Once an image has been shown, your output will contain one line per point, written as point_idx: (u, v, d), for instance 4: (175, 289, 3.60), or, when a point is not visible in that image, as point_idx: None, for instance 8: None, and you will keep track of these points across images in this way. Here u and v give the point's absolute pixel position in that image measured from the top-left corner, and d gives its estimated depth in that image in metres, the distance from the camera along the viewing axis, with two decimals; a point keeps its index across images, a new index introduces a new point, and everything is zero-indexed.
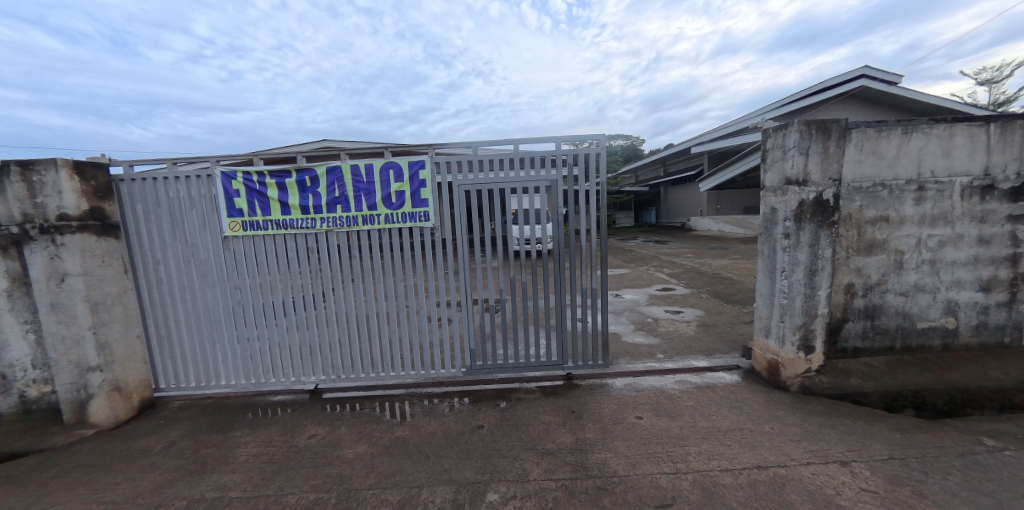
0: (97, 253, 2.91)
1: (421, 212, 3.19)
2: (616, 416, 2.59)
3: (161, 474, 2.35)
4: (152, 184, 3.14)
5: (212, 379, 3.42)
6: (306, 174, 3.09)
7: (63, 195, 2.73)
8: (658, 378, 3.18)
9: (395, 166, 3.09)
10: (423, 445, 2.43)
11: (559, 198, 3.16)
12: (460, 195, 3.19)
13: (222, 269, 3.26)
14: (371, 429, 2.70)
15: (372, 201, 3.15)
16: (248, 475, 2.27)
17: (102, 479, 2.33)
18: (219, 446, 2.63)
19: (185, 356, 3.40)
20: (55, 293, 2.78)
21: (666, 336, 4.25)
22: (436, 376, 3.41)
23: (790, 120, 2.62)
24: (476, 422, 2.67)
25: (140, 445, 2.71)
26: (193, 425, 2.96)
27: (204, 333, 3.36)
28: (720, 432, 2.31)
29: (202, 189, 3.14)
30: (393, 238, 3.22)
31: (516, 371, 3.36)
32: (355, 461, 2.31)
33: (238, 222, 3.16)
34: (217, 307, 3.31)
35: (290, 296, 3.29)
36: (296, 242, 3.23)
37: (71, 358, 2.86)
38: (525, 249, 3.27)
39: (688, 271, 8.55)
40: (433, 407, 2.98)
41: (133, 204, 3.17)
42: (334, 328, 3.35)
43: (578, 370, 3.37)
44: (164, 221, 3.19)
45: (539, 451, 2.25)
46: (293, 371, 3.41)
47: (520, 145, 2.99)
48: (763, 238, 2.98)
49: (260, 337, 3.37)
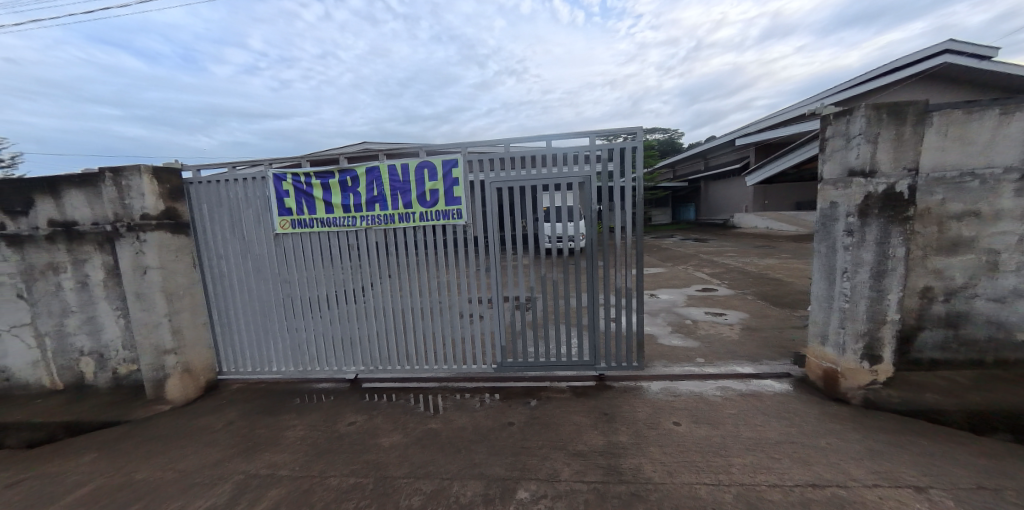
0: (171, 248, 3.24)
1: (454, 209, 3.23)
2: (651, 421, 2.49)
3: (222, 449, 2.57)
4: (215, 186, 3.43)
5: (264, 365, 3.68)
6: (348, 174, 3.24)
7: (145, 197, 3.06)
8: (697, 383, 3.02)
9: (430, 165, 3.17)
10: (454, 438, 2.47)
11: (592, 194, 3.09)
12: (492, 193, 3.22)
13: (274, 264, 3.50)
14: (406, 420, 2.79)
15: (407, 200, 3.24)
16: (295, 455, 2.42)
17: (174, 451, 2.59)
18: (271, 427, 2.83)
19: (242, 344, 3.69)
20: (138, 283, 3.13)
21: (705, 340, 4.03)
22: (466, 371, 3.47)
23: (855, 105, 2.39)
24: (506, 419, 2.67)
25: (205, 422, 2.98)
26: (249, 407, 3.21)
27: (258, 322, 3.63)
28: (767, 445, 2.15)
29: (257, 190, 3.39)
30: (428, 235, 3.30)
31: (546, 369, 3.34)
32: (390, 450, 2.39)
33: (288, 220, 3.38)
34: (269, 299, 3.56)
35: (333, 290, 3.47)
36: (338, 239, 3.39)
37: (151, 341, 3.21)
38: (558, 248, 3.15)
39: (730, 270, 8.09)
40: (464, 402, 3.03)
41: (199, 204, 3.48)
42: (372, 322, 3.50)
43: (610, 371, 3.28)
44: (225, 220, 3.47)
45: (569, 452, 2.21)
46: (335, 361, 3.61)
47: (552, 141, 2.93)
48: (818, 236, 2.73)
49: (306, 328, 3.59)
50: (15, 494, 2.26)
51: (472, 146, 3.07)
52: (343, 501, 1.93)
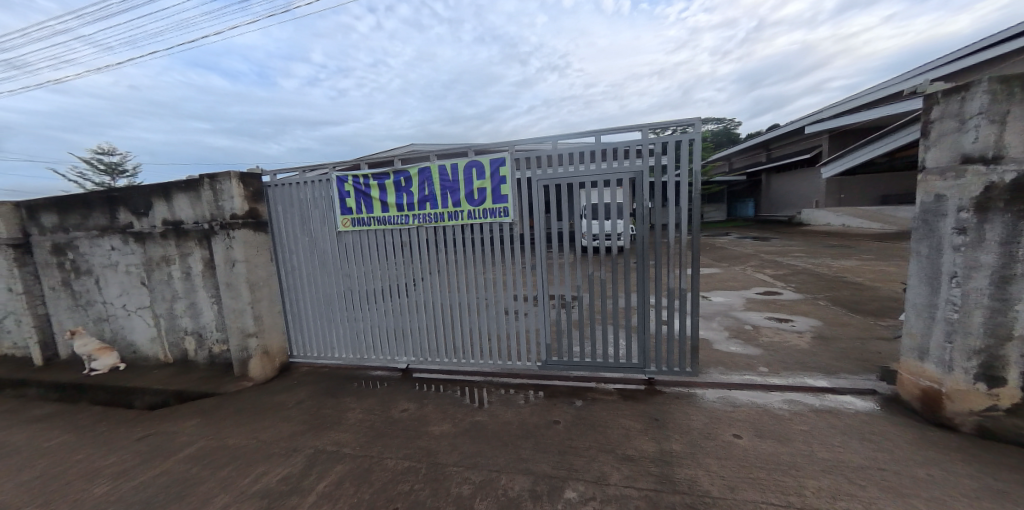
0: (254, 244, 3.66)
1: (501, 208, 3.26)
2: (707, 431, 2.34)
3: (295, 425, 2.85)
4: (288, 187, 3.79)
5: (328, 351, 4.03)
6: (401, 175, 3.42)
7: (234, 199, 3.49)
8: (760, 394, 2.80)
9: (478, 164, 3.23)
10: (500, 432, 2.52)
11: (644, 191, 2.96)
12: (539, 190, 3.22)
13: (337, 258, 3.80)
14: (455, 411, 2.90)
15: (456, 198, 3.34)
16: (356, 436, 2.63)
17: (256, 423, 2.92)
18: (335, 408, 3.09)
19: (309, 331, 4.06)
20: (228, 275, 3.59)
21: (769, 347, 3.71)
22: (511, 367, 3.51)
23: (973, 78, 2.03)
24: (552, 418, 2.67)
25: (280, 400, 3.33)
26: (316, 389, 3.53)
27: (323, 312, 3.97)
28: (847, 469, 1.93)
29: (323, 191, 3.70)
30: (475, 232, 3.38)
31: (592, 369, 3.28)
32: (440, 438, 2.51)
33: (349, 218, 3.65)
34: (332, 290, 3.88)
35: (388, 284, 3.69)
36: (393, 236, 3.60)
37: (237, 325, 3.66)
38: (599, 246, 3.07)
39: (798, 272, 7.34)
40: (509, 397, 3.08)
41: (275, 204, 3.87)
42: (423, 315, 3.67)
43: (661, 376, 3.14)
44: (296, 218, 3.84)
45: (618, 456, 2.16)
46: (389, 350, 3.84)
47: (602, 136, 2.85)
48: (917, 235, 2.40)
49: (364, 318, 3.86)
50: (139, 448, 2.69)
51: (520, 144, 3.08)
52: (399, 482, 2.05)
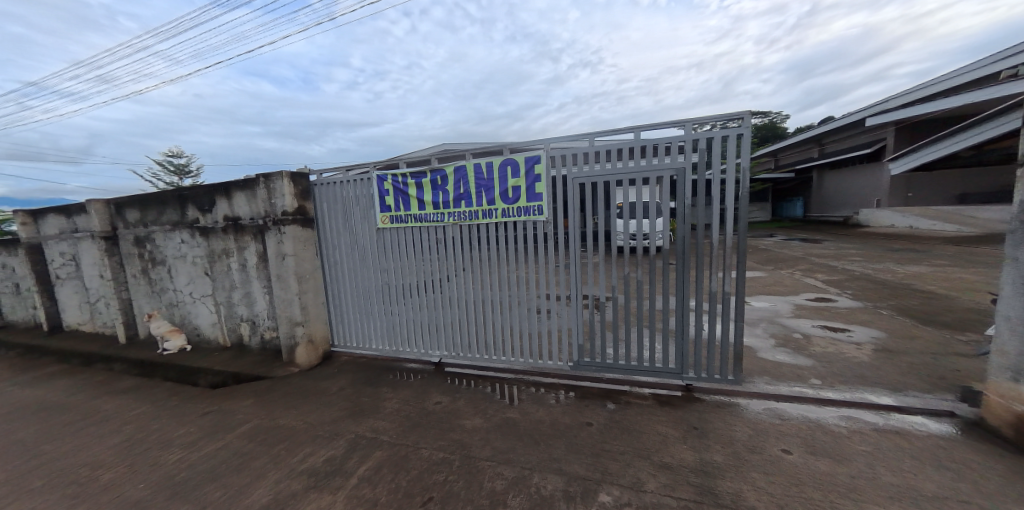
0: (302, 239, 3.91)
1: (535, 206, 3.25)
2: (752, 444, 2.21)
3: (337, 410, 3.02)
4: (333, 186, 4.01)
5: (367, 342, 4.22)
6: (438, 174, 3.52)
7: (285, 197, 3.75)
8: (812, 408, 2.59)
9: (513, 162, 3.24)
10: (532, 430, 2.53)
11: (686, 189, 2.82)
12: (574, 188, 3.18)
13: (376, 254, 3.96)
14: (487, 406, 2.94)
15: (491, 196, 3.37)
16: (393, 424, 2.74)
17: (302, 407, 3.12)
18: (373, 397, 3.23)
19: (350, 322, 4.28)
20: (279, 267, 3.87)
21: (821, 358, 3.43)
22: (542, 366, 3.50)
23: None
24: (584, 419, 2.63)
25: (323, 386, 3.54)
26: (355, 377, 3.71)
27: (362, 304, 4.16)
28: (918, 497, 1.74)
29: (364, 189, 3.87)
30: (508, 230, 3.39)
31: (626, 372, 3.19)
32: (473, 432, 2.55)
33: (388, 216, 3.80)
34: (371, 284, 4.06)
35: (423, 279, 3.80)
36: (428, 233, 3.70)
37: (287, 314, 3.94)
38: (630, 246, 2.98)
39: (856, 278, 6.74)
40: (540, 396, 3.07)
41: (320, 202, 4.10)
42: (456, 311, 3.75)
43: (699, 383, 3.00)
44: (339, 215, 4.05)
45: (654, 462, 2.09)
46: (423, 344, 3.95)
47: (641, 133, 2.75)
48: (1014, 238, 2.11)
49: (400, 312, 4.00)
50: (203, 423, 2.96)
51: (556, 141, 3.05)
52: (433, 472, 2.11)
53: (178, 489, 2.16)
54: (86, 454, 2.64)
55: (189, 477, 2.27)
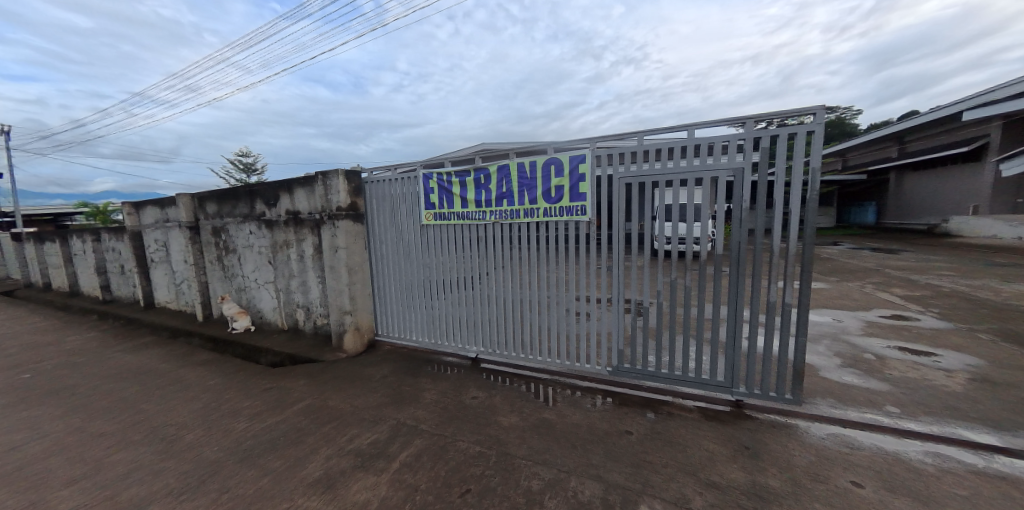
0: (352, 233, 4.16)
1: (579, 206, 3.18)
2: (815, 472, 2.01)
3: (381, 397, 3.17)
4: (382, 184, 4.21)
5: (408, 333, 4.40)
6: (481, 172, 3.57)
7: (340, 194, 4.02)
8: (887, 438, 2.31)
9: (557, 162, 3.21)
10: (570, 433, 2.49)
11: (745, 191, 2.61)
12: (620, 188, 3.07)
13: (419, 249, 4.11)
14: (522, 405, 2.94)
15: (533, 195, 3.36)
16: (432, 414, 2.83)
17: (349, 390, 3.31)
18: (413, 387, 3.36)
19: (393, 313, 4.48)
20: (333, 258, 4.15)
21: (900, 384, 3.05)
22: (579, 368, 3.43)
23: None
24: (624, 427, 2.55)
25: (368, 373, 3.73)
26: (397, 366, 3.89)
27: (405, 297, 4.33)
28: None
29: (410, 187, 4.03)
30: (549, 230, 3.36)
31: (668, 382, 3.04)
32: (509, 429, 2.57)
33: (432, 213, 3.92)
34: (414, 278, 4.21)
35: (463, 276, 3.88)
36: (470, 230, 3.77)
37: (338, 303, 4.21)
38: (678, 250, 2.82)
39: (944, 295, 5.91)
40: (577, 399, 3.01)
41: (370, 199, 4.34)
42: (494, 308, 3.79)
43: (751, 400, 2.78)
44: (387, 212, 4.25)
45: (701, 480, 1.98)
46: (461, 338, 4.04)
47: (694, 131, 2.60)
48: None
49: (440, 306, 4.11)
50: (265, 397, 3.25)
51: (602, 140, 2.97)
52: (471, 465, 2.15)
53: (245, 454, 2.39)
54: (171, 415, 3.00)
55: (254, 445, 2.50)
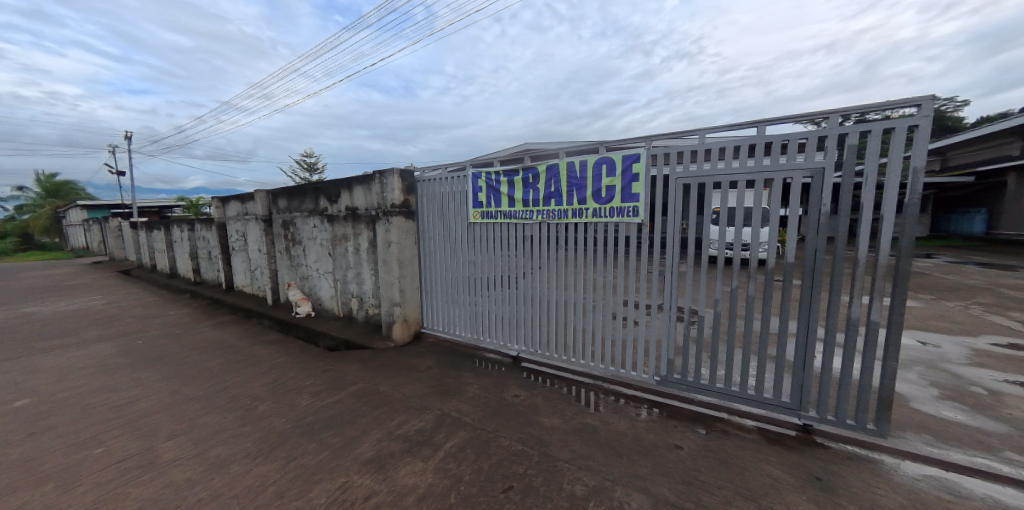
0: (404, 230, 4.37)
1: (630, 207, 3.05)
2: None
3: (426, 387, 3.29)
4: (433, 182, 4.37)
5: (452, 327, 4.52)
6: (530, 172, 3.57)
7: (394, 191, 4.25)
8: (1006, 490, 1.93)
9: (609, 161, 3.11)
10: (614, 441, 2.41)
11: (825, 194, 2.29)
12: (676, 189, 2.89)
13: (465, 246, 4.20)
14: (564, 408, 2.89)
15: (582, 195, 3.29)
16: (475, 408, 2.88)
17: (397, 378, 3.47)
18: (457, 380, 3.44)
19: (438, 307, 4.63)
20: (386, 252, 4.38)
21: (1020, 425, 2.56)
22: (624, 375, 3.30)
23: None
24: (673, 441, 2.40)
25: (414, 362, 3.89)
26: (441, 359, 4.01)
27: (450, 292, 4.45)
28: None
29: (459, 186, 4.14)
30: (598, 231, 3.27)
31: (723, 397, 2.82)
32: (551, 431, 2.54)
33: (480, 211, 3.99)
34: (460, 275, 4.31)
35: (507, 274, 3.91)
36: (517, 229, 3.78)
37: (389, 294, 4.44)
38: (741, 257, 2.59)
39: None
40: (621, 407, 2.89)
41: (421, 196, 4.51)
42: (536, 308, 3.77)
43: (822, 426, 2.49)
44: (436, 209, 4.40)
45: (761, 506, 1.81)
46: (503, 336, 4.06)
47: (765, 127, 2.35)
48: None
49: (483, 303, 4.17)
50: (323, 378, 3.51)
51: (658, 138, 2.81)
52: (514, 462, 2.16)
53: (307, 428, 2.60)
54: (247, 387, 3.35)
55: (315, 420, 2.72)
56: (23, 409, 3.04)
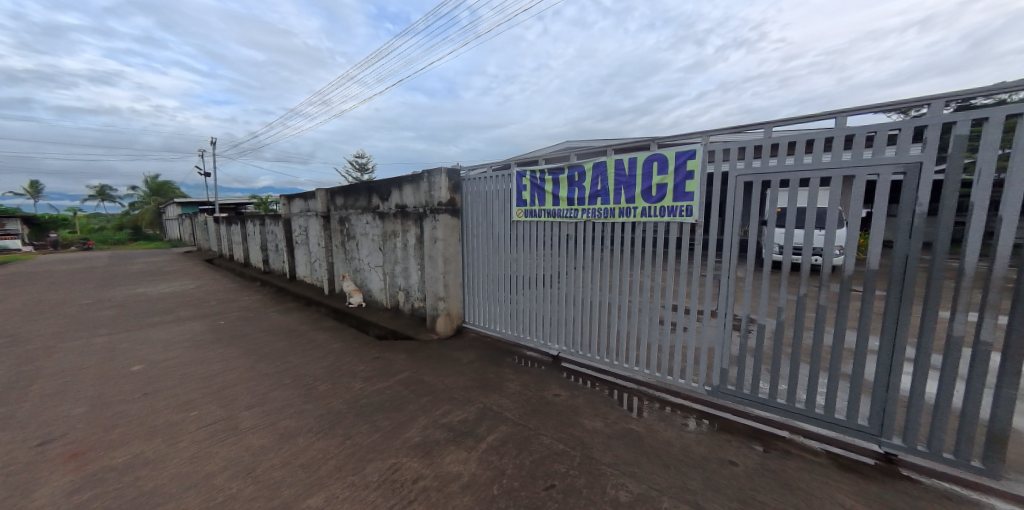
0: (450, 227, 4.50)
1: (683, 206, 2.88)
2: None
3: (467, 380, 3.37)
4: (478, 181, 4.45)
5: (493, 323, 4.58)
6: (576, 170, 3.51)
7: (441, 190, 4.40)
8: None
9: (661, 157, 2.97)
10: (660, 450, 2.30)
11: (921, 193, 1.98)
12: (736, 188, 2.67)
13: (508, 244, 4.23)
14: (606, 411, 2.81)
15: (631, 194, 3.16)
16: (515, 404, 2.90)
17: (440, 370, 3.59)
18: (498, 375, 3.48)
19: (480, 303, 4.71)
20: (432, 248, 4.54)
21: None
22: (671, 383, 3.13)
23: None
24: (727, 456, 2.24)
25: (456, 356, 4.01)
26: (481, 354, 4.09)
27: (492, 289, 4.51)
28: None
29: (504, 185, 4.18)
30: (647, 231, 3.12)
31: (786, 414, 2.58)
32: (593, 433, 2.48)
33: (523, 210, 4.00)
34: (502, 272, 4.35)
35: (549, 273, 3.88)
36: (560, 228, 3.73)
37: (434, 289, 4.61)
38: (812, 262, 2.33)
39: None
40: (668, 416, 2.75)
41: (466, 195, 4.62)
42: (578, 308, 3.70)
43: (910, 457, 2.18)
44: (480, 208, 4.48)
45: None
46: (544, 335, 4.04)
47: (845, 118, 2.09)
48: None
49: (525, 301, 4.18)
50: (374, 365, 3.73)
51: (717, 133, 2.60)
52: (555, 461, 2.14)
53: (360, 409, 2.79)
54: (309, 368, 3.65)
55: (368, 403, 2.90)
56: (134, 374, 3.56)
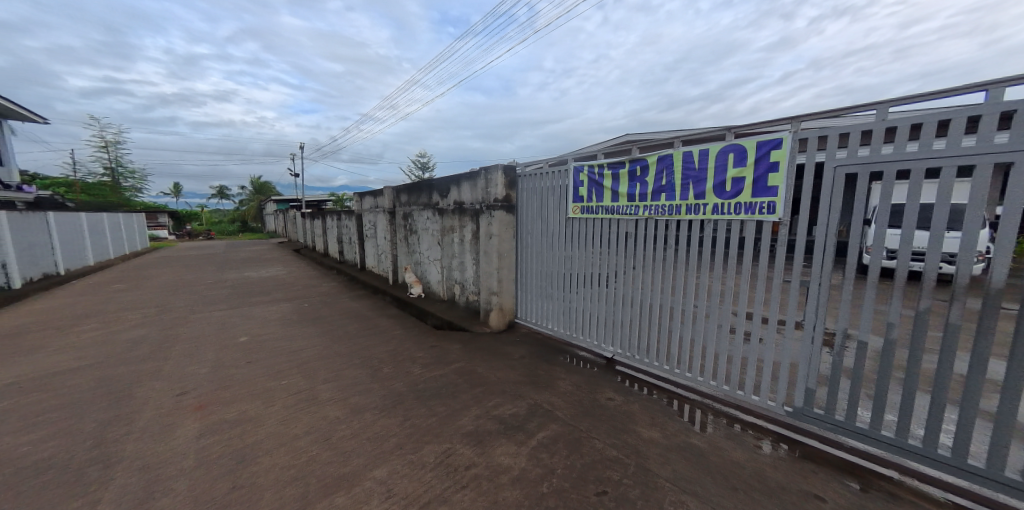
0: (505, 223, 4.52)
1: (763, 202, 2.55)
2: None
3: (518, 375, 3.36)
4: (534, 177, 4.40)
5: (545, 321, 4.52)
6: (638, 164, 3.30)
7: (497, 186, 4.43)
8: None
9: (738, 148, 2.65)
10: (728, 470, 2.07)
11: None
12: (834, 181, 2.28)
13: (562, 241, 4.12)
14: (665, 421, 2.61)
15: (700, 189, 2.88)
16: (567, 404, 2.82)
17: (492, 363, 3.63)
18: (549, 373, 3.42)
19: (532, 300, 4.67)
20: (487, 243, 4.61)
21: None
22: (743, 399, 2.81)
23: None
24: (812, 490, 1.95)
25: (508, 350, 4.02)
26: (533, 350, 4.06)
27: (544, 286, 4.44)
28: None
29: (560, 180, 4.08)
30: (718, 230, 2.81)
31: (895, 451, 2.15)
32: (651, 443, 2.32)
33: (579, 206, 3.87)
34: (556, 269, 4.26)
35: (605, 272, 3.71)
36: (619, 226, 3.54)
37: (488, 283, 4.67)
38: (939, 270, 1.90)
39: None
40: (737, 435, 2.47)
41: (521, 191, 4.60)
42: (635, 311, 3.48)
43: None
44: (535, 204, 4.43)
45: None
46: (598, 336, 3.88)
47: (1000, 90, 1.66)
48: None
49: (579, 299, 4.05)
50: (430, 353, 3.89)
51: (812, 117, 2.24)
52: (607, 467, 2.03)
53: (418, 393, 2.92)
54: (374, 351, 3.92)
55: (425, 388, 3.03)
56: (237, 344, 4.13)
